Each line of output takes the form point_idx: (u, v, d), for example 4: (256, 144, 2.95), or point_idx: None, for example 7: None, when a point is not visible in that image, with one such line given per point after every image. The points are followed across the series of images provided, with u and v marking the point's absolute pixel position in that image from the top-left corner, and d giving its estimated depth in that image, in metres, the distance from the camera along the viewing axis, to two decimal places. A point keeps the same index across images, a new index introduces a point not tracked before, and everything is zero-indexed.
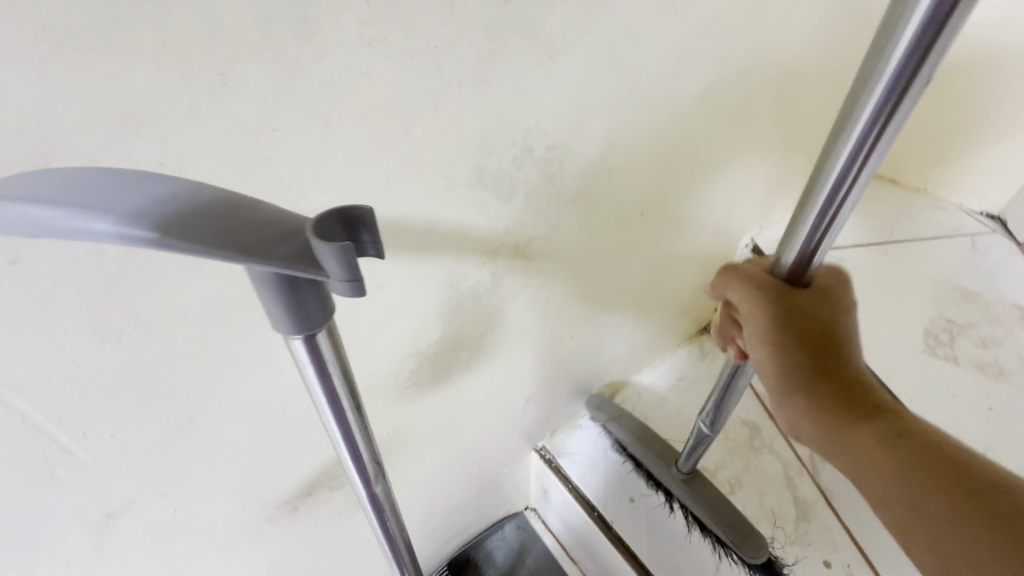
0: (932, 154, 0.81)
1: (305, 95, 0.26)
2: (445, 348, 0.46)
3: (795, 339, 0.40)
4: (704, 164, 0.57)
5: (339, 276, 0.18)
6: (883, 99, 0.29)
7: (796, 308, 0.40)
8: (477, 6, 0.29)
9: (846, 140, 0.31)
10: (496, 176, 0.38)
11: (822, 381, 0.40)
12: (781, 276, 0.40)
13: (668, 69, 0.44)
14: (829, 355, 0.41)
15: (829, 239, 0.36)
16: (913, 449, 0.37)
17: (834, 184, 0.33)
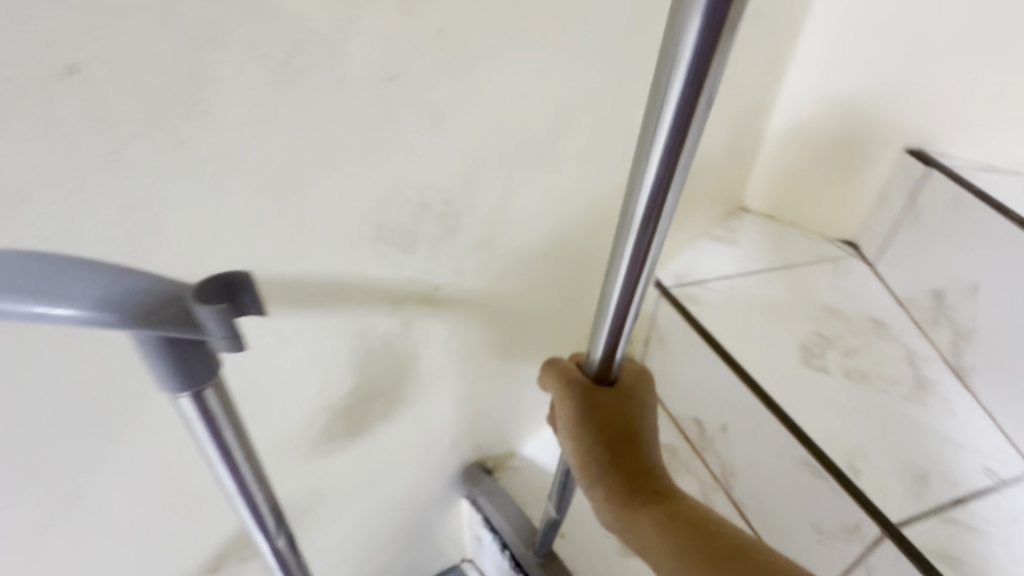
0: (807, 193, 0.87)
1: (198, 169, 0.28)
2: (361, 398, 0.47)
3: (598, 431, 0.44)
4: (596, 207, 0.62)
5: (219, 336, 0.20)
6: (655, 181, 0.31)
7: (597, 408, 0.44)
8: (364, 85, 0.33)
9: (636, 199, 0.32)
10: (396, 231, 0.41)
11: (611, 474, 0.45)
12: (592, 369, 0.43)
13: (550, 130, 0.49)
14: (622, 446, 0.45)
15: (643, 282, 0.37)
16: (677, 532, 0.42)
17: (635, 245, 0.34)
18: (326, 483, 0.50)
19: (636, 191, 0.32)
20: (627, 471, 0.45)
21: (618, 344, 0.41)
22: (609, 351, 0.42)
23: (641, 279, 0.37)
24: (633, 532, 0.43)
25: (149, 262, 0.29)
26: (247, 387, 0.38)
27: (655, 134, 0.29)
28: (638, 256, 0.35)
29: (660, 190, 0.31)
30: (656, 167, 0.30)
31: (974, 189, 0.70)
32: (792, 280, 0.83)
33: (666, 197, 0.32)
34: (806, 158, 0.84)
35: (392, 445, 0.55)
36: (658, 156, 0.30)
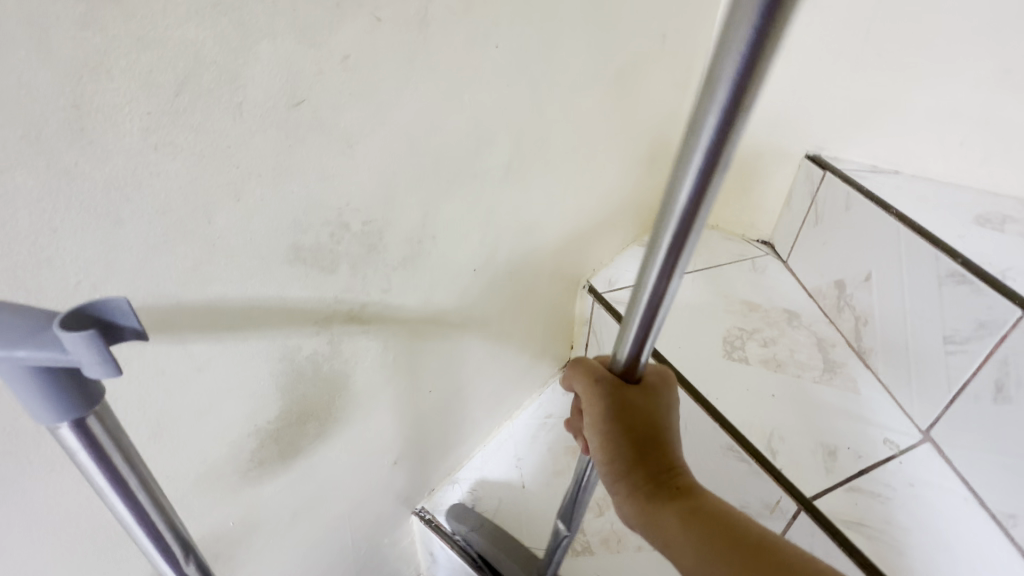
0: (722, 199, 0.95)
1: (88, 197, 0.28)
2: (290, 421, 0.47)
3: (623, 429, 0.42)
4: (524, 219, 0.65)
5: (91, 359, 0.19)
6: (697, 182, 0.27)
7: (624, 405, 0.41)
8: (266, 109, 0.33)
9: (680, 185, 0.28)
10: (316, 251, 0.41)
11: (636, 470, 0.42)
12: (619, 368, 0.41)
13: (468, 147, 0.51)
14: (647, 446, 0.42)
15: (673, 287, 0.34)
16: (703, 527, 0.39)
17: (674, 237, 0.30)
18: (259, 512, 0.49)
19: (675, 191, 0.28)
20: (652, 469, 0.42)
21: (645, 346, 0.38)
22: (634, 352, 0.39)
23: (677, 273, 0.32)
24: (659, 532, 0.40)
25: (38, 295, 0.28)
26: (161, 420, 0.37)
27: (707, 116, 0.24)
28: (672, 260, 0.31)
29: (701, 190, 0.27)
30: (696, 172, 0.26)
31: (861, 189, 0.75)
32: (715, 279, 0.88)
33: (703, 205, 0.28)
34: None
35: (330, 468, 0.54)
36: (708, 140, 0.25)
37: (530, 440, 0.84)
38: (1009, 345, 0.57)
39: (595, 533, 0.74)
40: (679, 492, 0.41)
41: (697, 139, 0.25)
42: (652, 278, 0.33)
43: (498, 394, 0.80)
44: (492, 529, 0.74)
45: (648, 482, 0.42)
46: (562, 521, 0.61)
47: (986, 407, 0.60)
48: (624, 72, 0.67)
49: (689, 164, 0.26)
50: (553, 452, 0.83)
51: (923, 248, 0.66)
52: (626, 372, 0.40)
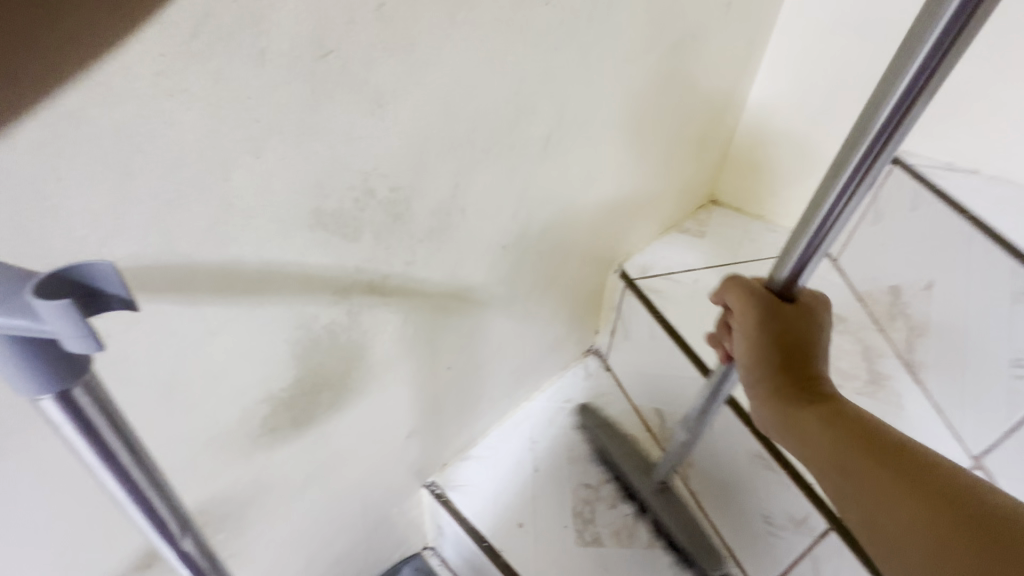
0: (769, 187, 0.90)
1: (95, 145, 0.26)
2: (305, 389, 0.46)
3: (773, 337, 0.47)
4: (562, 194, 0.61)
5: (69, 331, 0.17)
6: (926, 61, 0.33)
7: (780, 317, 0.47)
8: (292, 60, 0.31)
9: (878, 112, 0.36)
10: (338, 217, 0.39)
11: (780, 376, 0.48)
12: (775, 289, 0.47)
13: (507, 113, 0.47)
14: (796, 359, 0.48)
15: (847, 210, 0.42)
16: (844, 429, 0.44)
17: (864, 154, 0.38)
18: (270, 476, 0.49)
19: (877, 105, 0.36)
20: (797, 378, 0.48)
21: (808, 263, 0.45)
22: (797, 268, 0.46)
23: (857, 190, 0.40)
24: (800, 427, 0.46)
25: (42, 245, 0.26)
26: (174, 380, 0.36)
27: (929, 32, 0.32)
28: (862, 168, 0.39)
29: (919, 86, 0.34)
30: (906, 83, 0.34)
31: (934, 187, 0.68)
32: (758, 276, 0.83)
33: (902, 122, 0.36)
34: (773, 155, 0.87)
35: (343, 436, 0.54)
36: (925, 54, 0.33)
37: (545, 422, 0.82)
38: None
39: (606, 524, 0.74)
40: (818, 399, 0.46)
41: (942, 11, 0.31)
42: (832, 191, 0.41)
43: (519, 375, 0.78)
44: (608, 430, 0.81)
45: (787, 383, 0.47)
46: (681, 435, 0.67)
47: None
48: (682, 46, 0.62)
49: (919, 45, 0.33)
50: (570, 438, 0.81)
51: (1001, 260, 0.62)
52: (784, 287, 0.47)
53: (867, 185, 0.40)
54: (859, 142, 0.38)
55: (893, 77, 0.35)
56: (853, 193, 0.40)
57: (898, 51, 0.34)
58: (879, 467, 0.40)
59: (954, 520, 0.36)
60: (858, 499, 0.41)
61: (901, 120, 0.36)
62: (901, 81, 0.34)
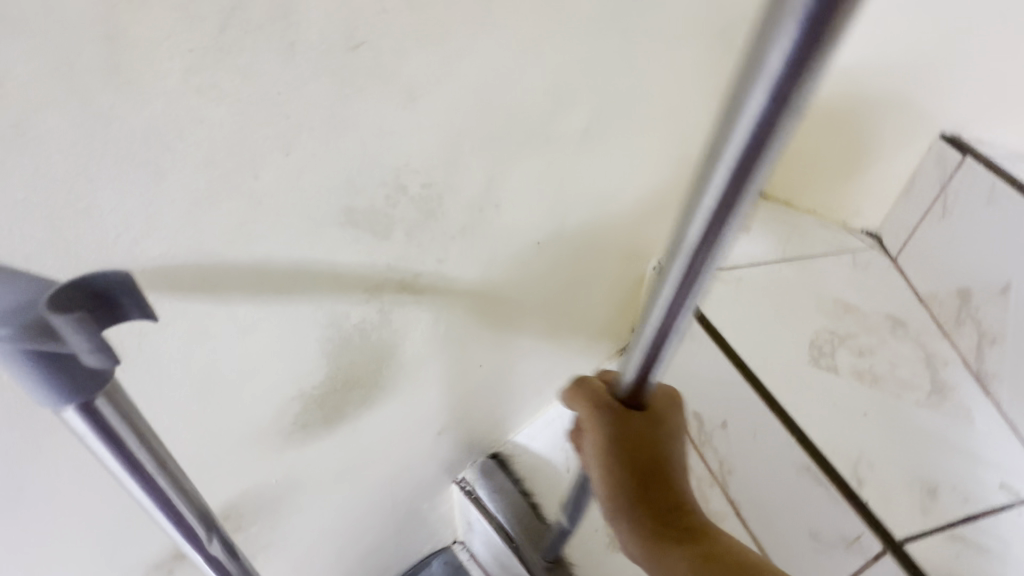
0: (823, 180, 0.82)
1: (125, 144, 0.25)
2: (336, 387, 0.45)
3: (626, 455, 0.45)
4: (599, 187, 0.58)
5: (82, 347, 0.18)
6: (722, 192, 0.24)
7: (626, 433, 0.45)
8: (320, 52, 0.29)
9: (683, 240, 0.28)
10: (369, 214, 0.38)
11: (638, 502, 0.46)
12: (623, 392, 0.43)
13: (542, 104, 0.45)
14: (652, 474, 0.46)
15: (679, 326, 0.35)
16: (714, 573, 0.44)
17: (678, 281, 0.31)
18: (302, 472, 0.49)
19: (683, 232, 0.28)
20: (659, 505, 0.47)
21: (656, 360, 0.38)
22: (642, 372, 0.40)
23: (684, 309, 0.33)
24: (653, 548, 0.46)
25: (76, 247, 0.26)
26: (207, 378, 0.36)
27: (717, 162, 0.23)
28: (681, 293, 0.31)
29: (726, 215, 0.25)
30: (713, 200, 0.25)
31: (1013, 182, 0.65)
32: (809, 275, 0.78)
33: (720, 238, 0.27)
34: (829, 148, 0.78)
35: (374, 434, 0.53)
36: (718, 183, 0.24)
37: None
38: None
39: None
40: (700, 536, 0.46)
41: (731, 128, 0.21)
42: (659, 309, 0.34)
43: (551, 374, 0.76)
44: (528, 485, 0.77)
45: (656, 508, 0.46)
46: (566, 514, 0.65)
47: None
48: (732, 28, 0.57)
49: (724, 149, 0.22)
50: None
51: None
52: (629, 392, 0.42)
53: (692, 307, 0.33)
54: (680, 252, 0.29)
55: (700, 186, 0.25)
56: (683, 303, 0.32)
57: (697, 171, 0.25)
58: None
59: None
60: None
61: (703, 257, 0.28)
62: (702, 202, 0.25)
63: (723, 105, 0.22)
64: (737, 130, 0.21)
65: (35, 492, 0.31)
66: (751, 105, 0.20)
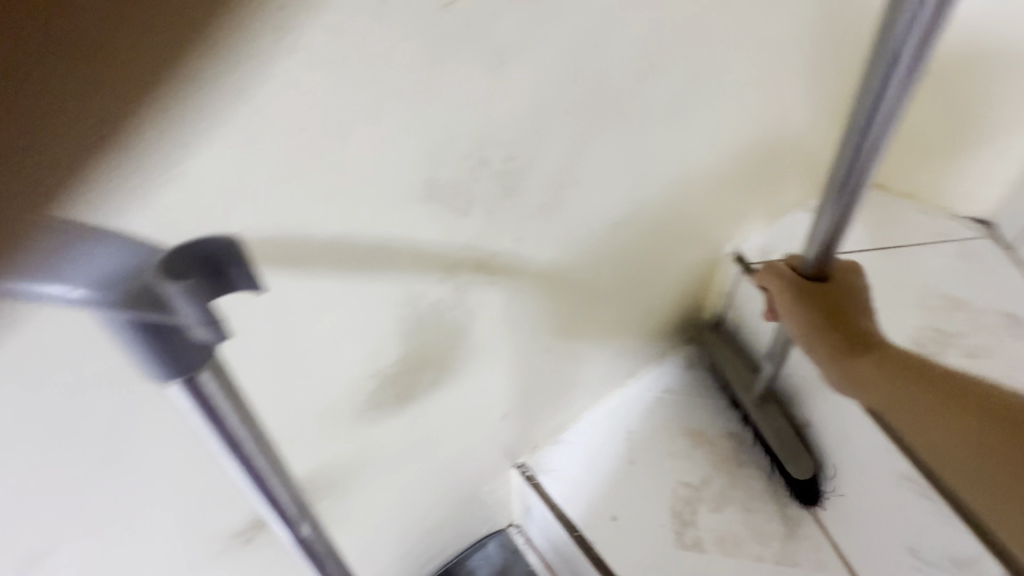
0: (923, 153, 0.74)
1: (218, 108, 0.24)
2: (409, 367, 0.45)
3: (822, 309, 0.54)
4: (683, 163, 0.54)
5: (194, 319, 0.19)
6: (915, 24, 0.34)
7: (812, 290, 0.54)
8: (414, 11, 0.27)
9: (879, 77, 0.37)
10: (451, 189, 0.36)
11: (837, 330, 0.54)
12: (809, 264, 0.52)
13: (635, 72, 0.42)
14: (842, 324, 0.54)
15: (870, 175, 0.44)
16: (938, 393, 0.46)
17: (884, 116, 0.40)
18: (374, 449, 0.49)
19: (881, 56, 0.37)
20: (850, 339, 0.53)
21: (837, 237, 0.49)
22: (824, 240, 0.50)
23: (879, 155, 0.42)
24: (851, 373, 0.52)
25: (168, 215, 0.26)
26: (289, 353, 0.36)
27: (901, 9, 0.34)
28: (879, 125, 0.40)
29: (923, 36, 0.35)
30: (919, 11, 0.33)
31: None
32: (908, 265, 0.71)
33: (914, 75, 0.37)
34: (946, 111, 0.70)
35: (443, 414, 0.53)
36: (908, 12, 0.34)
37: (642, 412, 0.77)
38: None
39: (709, 529, 0.68)
40: (873, 351, 0.52)
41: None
42: (845, 160, 0.43)
43: (617, 361, 0.73)
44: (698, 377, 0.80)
45: (842, 338, 0.53)
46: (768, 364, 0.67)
47: None
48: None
49: None
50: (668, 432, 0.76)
51: None
52: (814, 268, 0.52)
53: (882, 157, 0.43)
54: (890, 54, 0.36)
55: (883, 47, 0.36)
56: (888, 114, 0.39)
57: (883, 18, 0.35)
58: (957, 421, 0.44)
59: (998, 447, 0.41)
60: (936, 445, 0.46)
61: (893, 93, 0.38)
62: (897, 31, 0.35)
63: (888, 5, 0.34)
64: None
65: (128, 453, 0.32)
66: None
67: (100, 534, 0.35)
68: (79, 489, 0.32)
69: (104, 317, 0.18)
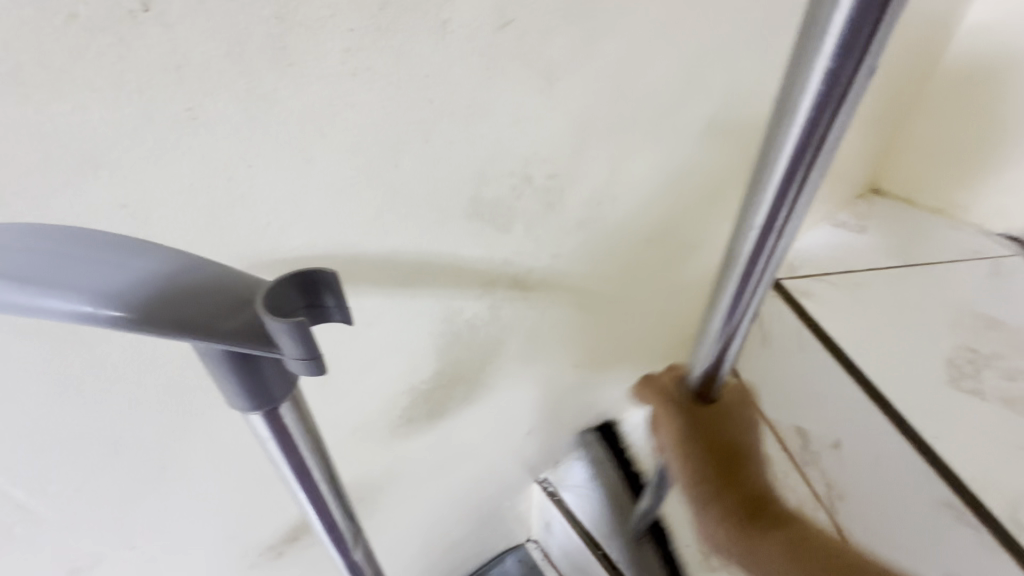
0: (950, 170, 0.75)
1: (282, 130, 0.25)
2: (442, 383, 0.44)
3: (705, 448, 0.43)
4: (718, 180, 0.54)
5: (294, 354, 0.18)
6: (786, 168, 0.27)
7: (699, 423, 0.43)
8: (471, 31, 0.27)
9: (756, 205, 0.29)
10: (495, 206, 0.36)
11: (727, 488, 0.43)
12: (691, 391, 0.43)
13: (676, 89, 0.41)
14: (732, 472, 0.44)
15: (748, 316, 0.36)
16: (808, 556, 0.41)
17: (751, 251, 0.31)
18: (402, 465, 0.49)
19: (760, 184, 0.28)
20: (747, 494, 0.44)
21: (723, 365, 0.40)
22: (708, 371, 0.41)
23: (755, 287, 0.34)
24: (752, 549, 0.42)
25: (229, 234, 0.26)
26: (330, 369, 0.36)
27: (781, 141, 0.26)
28: (754, 265, 0.32)
29: (794, 180, 0.27)
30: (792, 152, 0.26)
31: None
32: (942, 283, 0.69)
33: (790, 210, 0.29)
34: (970, 128, 0.71)
35: (470, 430, 0.52)
36: (795, 134, 0.25)
37: None
38: None
39: None
40: (777, 519, 0.43)
41: (791, 118, 0.25)
42: (727, 292, 0.35)
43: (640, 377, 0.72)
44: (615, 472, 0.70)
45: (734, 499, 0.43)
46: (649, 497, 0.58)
47: None
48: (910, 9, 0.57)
49: (796, 104, 0.24)
50: None
51: None
52: (700, 390, 0.42)
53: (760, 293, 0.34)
54: (772, 169, 0.27)
55: (765, 156, 0.27)
56: (767, 253, 0.31)
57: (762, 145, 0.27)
58: None
59: None
60: None
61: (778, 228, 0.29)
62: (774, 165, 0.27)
63: (776, 109, 0.26)
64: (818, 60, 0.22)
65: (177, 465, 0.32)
66: (823, 51, 0.22)
67: (143, 546, 0.35)
68: (129, 500, 0.32)
69: (196, 346, 0.18)
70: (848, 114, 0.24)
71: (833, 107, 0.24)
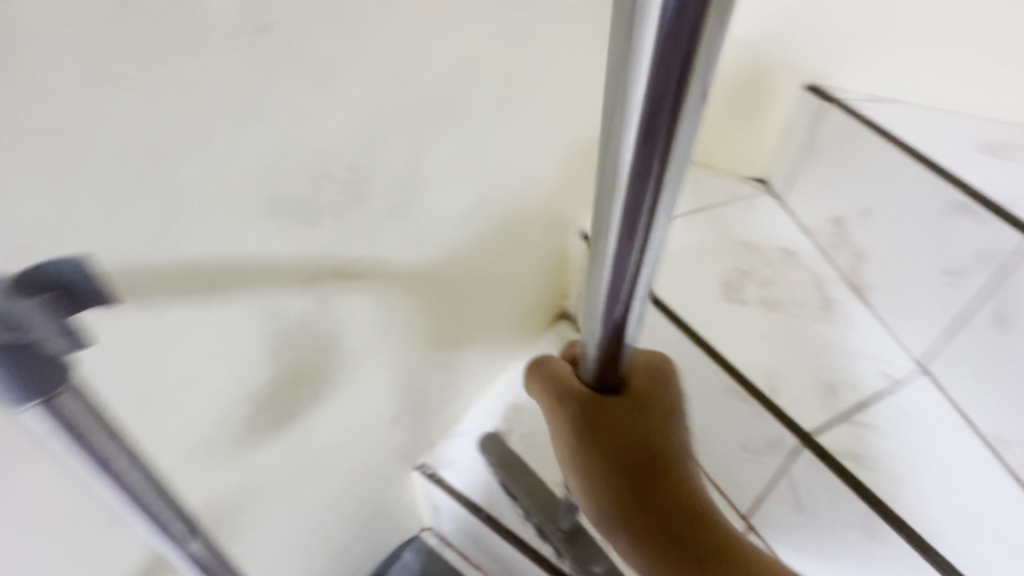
0: (731, 138, 0.91)
1: (25, 148, 0.24)
2: (284, 387, 0.45)
3: (601, 449, 0.45)
4: (517, 157, 0.61)
5: (52, 332, 0.21)
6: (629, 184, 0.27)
7: (591, 421, 0.45)
8: (226, 37, 0.29)
9: (610, 214, 0.30)
10: (297, 203, 0.38)
11: (632, 496, 0.44)
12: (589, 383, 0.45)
13: (454, 78, 0.46)
14: (647, 479, 0.44)
15: (634, 308, 0.37)
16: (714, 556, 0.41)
17: (614, 255, 0.32)
18: (258, 479, 0.48)
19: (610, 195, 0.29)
20: (672, 500, 0.43)
21: (621, 353, 0.42)
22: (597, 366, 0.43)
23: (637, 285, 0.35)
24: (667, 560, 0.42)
25: None
26: (148, 391, 0.35)
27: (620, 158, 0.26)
28: (620, 267, 0.33)
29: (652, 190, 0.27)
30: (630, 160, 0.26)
31: (863, 119, 0.72)
32: (714, 220, 0.86)
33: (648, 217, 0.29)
34: (749, 105, 0.86)
35: (327, 428, 0.53)
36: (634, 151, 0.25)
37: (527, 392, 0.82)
38: (1008, 276, 0.57)
39: None
40: (697, 528, 0.42)
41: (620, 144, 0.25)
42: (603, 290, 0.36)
43: (493, 348, 0.78)
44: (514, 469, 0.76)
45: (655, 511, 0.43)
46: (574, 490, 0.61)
47: (981, 335, 0.60)
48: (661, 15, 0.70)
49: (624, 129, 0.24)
50: None
51: (930, 179, 0.63)
52: (592, 380, 0.45)
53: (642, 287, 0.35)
54: (614, 189, 0.28)
55: (611, 176, 0.28)
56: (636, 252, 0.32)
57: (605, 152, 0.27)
58: None
59: None
60: None
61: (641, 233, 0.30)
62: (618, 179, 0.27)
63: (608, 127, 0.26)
64: (636, 80, 0.22)
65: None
66: (640, 68, 0.21)
67: None
68: None
69: None
70: (686, 136, 0.24)
71: (662, 131, 0.24)
